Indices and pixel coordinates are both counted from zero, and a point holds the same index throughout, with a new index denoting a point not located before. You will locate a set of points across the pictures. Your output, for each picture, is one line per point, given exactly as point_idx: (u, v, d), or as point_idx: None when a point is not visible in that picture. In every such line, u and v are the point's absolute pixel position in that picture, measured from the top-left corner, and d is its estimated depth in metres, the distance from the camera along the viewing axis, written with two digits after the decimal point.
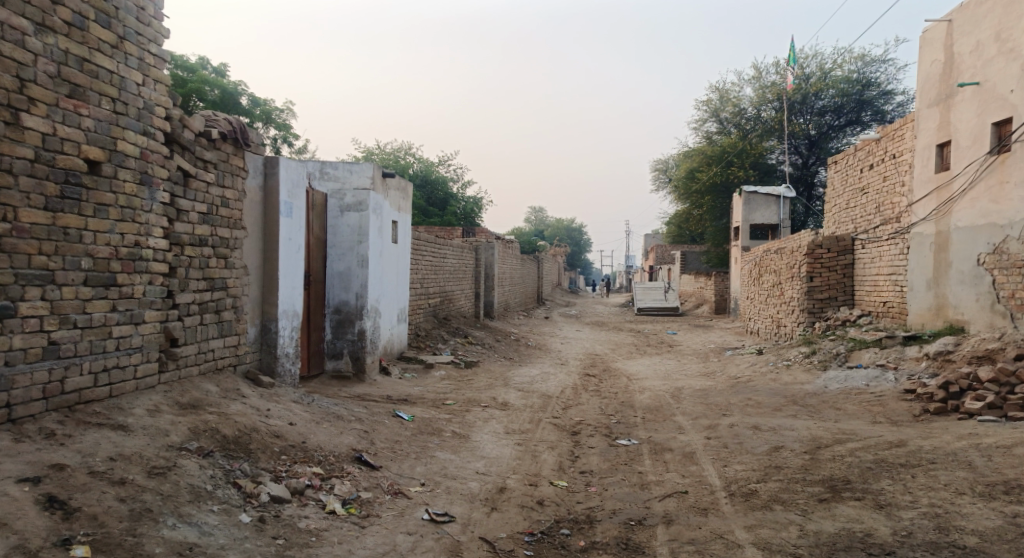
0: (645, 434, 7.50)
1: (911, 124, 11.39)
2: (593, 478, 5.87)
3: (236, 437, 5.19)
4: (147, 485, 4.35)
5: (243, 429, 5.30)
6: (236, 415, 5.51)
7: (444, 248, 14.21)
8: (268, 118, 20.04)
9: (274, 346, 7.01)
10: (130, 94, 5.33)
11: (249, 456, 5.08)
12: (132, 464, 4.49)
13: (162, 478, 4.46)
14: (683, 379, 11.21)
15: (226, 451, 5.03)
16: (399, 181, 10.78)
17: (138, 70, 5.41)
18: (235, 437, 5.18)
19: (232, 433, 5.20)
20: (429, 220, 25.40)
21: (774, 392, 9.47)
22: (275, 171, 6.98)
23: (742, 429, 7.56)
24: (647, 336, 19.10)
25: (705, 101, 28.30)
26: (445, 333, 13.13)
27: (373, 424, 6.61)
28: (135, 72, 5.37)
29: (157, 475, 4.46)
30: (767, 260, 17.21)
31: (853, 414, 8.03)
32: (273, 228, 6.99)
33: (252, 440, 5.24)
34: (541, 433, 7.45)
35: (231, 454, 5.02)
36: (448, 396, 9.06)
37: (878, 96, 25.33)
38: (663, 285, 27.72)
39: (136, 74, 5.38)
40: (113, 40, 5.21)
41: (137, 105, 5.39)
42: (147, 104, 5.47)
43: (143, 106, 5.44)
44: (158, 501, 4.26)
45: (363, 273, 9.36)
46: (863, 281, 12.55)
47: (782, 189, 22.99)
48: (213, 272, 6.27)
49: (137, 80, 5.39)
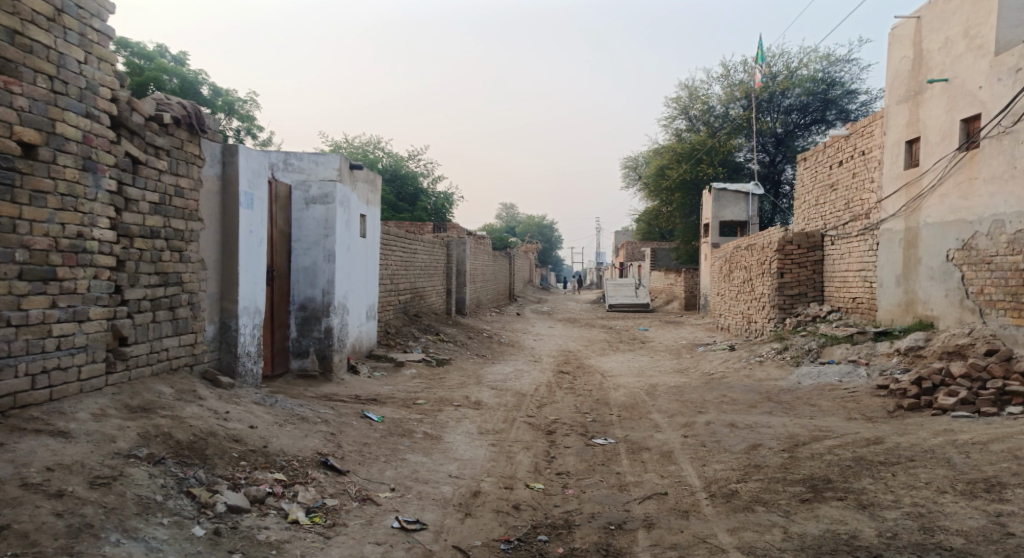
0: (622, 433, 7.34)
1: (880, 120, 11.39)
2: (571, 480, 5.70)
3: (191, 442, 4.92)
4: (90, 497, 4.08)
5: (199, 433, 5.03)
6: (191, 418, 5.24)
7: (414, 243, 13.95)
8: (231, 108, 19.58)
9: (235, 344, 6.73)
10: (70, 73, 5.06)
11: (206, 462, 4.82)
12: (73, 474, 4.21)
13: (107, 489, 4.19)
14: (657, 376, 11.11)
15: (179, 458, 4.76)
16: (366, 174, 10.51)
17: (79, 47, 5.13)
18: (190, 443, 4.92)
19: (185, 438, 4.93)
20: (399, 215, 25.07)
21: (749, 388, 9.39)
22: (234, 160, 6.71)
23: (719, 426, 7.44)
24: (619, 333, 19.02)
25: (674, 98, 28.31)
26: (415, 330, 12.88)
27: (340, 426, 6.37)
28: (75, 49, 5.09)
29: (100, 486, 4.20)
30: (737, 256, 17.21)
31: (828, 410, 7.96)
32: (232, 220, 6.71)
33: (209, 446, 4.97)
34: (515, 433, 7.26)
35: (185, 460, 4.76)
36: (418, 395, 8.83)
37: (842, 95, 25.50)
38: (634, 281, 27.66)
39: (77, 51, 5.10)
40: (51, 13, 4.92)
41: (79, 85, 5.12)
42: (90, 84, 5.20)
43: (86, 86, 5.17)
44: (101, 515, 4.00)
45: (330, 268, 9.09)
46: (833, 276, 12.54)
47: (751, 186, 23.06)
48: (166, 266, 5.99)
49: (78, 57, 5.12)
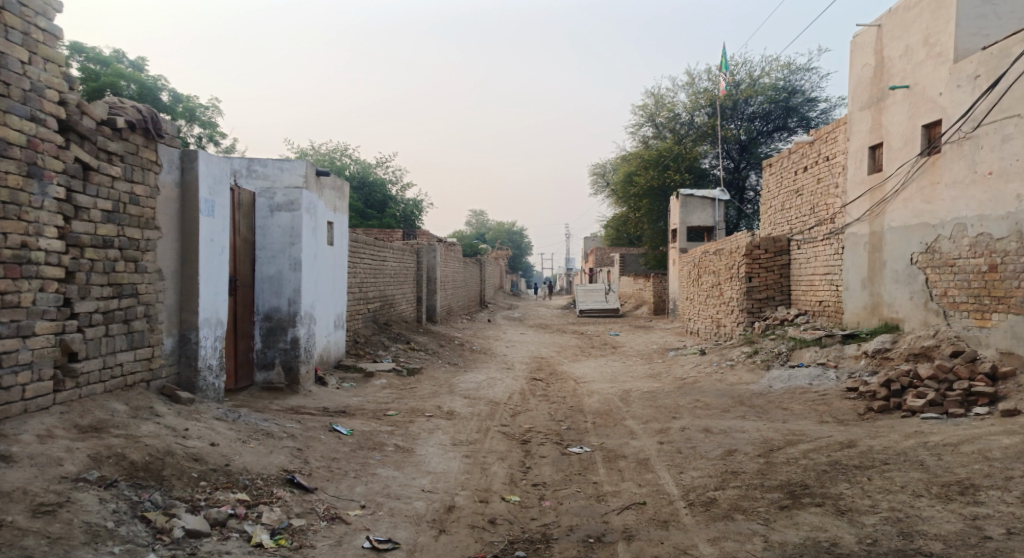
0: (597, 441, 7.25)
1: (844, 125, 11.49)
2: (546, 491, 5.59)
3: (146, 463, 4.73)
4: (32, 527, 3.90)
5: (155, 454, 4.83)
6: (147, 437, 5.04)
7: (383, 251, 13.76)
8: (192, 115, 19.21)
9: (195, 357, 6.51)
10: (13, 73, 4.89)
11: (162, 484, 4.63)
12: (14, 503, 4.01)
13: (51, 517, 4.00)
14: (629, 382, 11.05)
15: (134, 480, 4.57)
16: (333, 181, 10.32)
17: (23, 47, 4.96)
18: (145, 464, 4.72)
19: (139, 460, 4.72)
20: (366, 223, 24.80)
21: (722, 392, 9.37)
22: (194, 166, 6.51)
23: (694, 432, 7.37)
24: (590, 338, 18.97)
25: (640, 105, 28.45)
26: (385, 339, 12.67)
27: (308, 440, 6.18)
28: (18, 49, 4.92)
29: (44, 514, 4.01)
30: (706, 261, 17.27)
31: (801, 413, 7.94)
32: (192, 228, 6.49)
33: (166, 466, 4.77)
34: (489, 443, 7.12)
35: (139, 483, 4.57)
36: (389, 406, 8.65)
37: (803, 103, 25.93)
38: (604, 286, 27.64)
39: (21, 51, 4.94)
40: None
41: (23, 87, 4.95)
42: (35, 86, 5.04)
43: (31, 88, 5.00)
44: (43, 547, 3.82)
45: (295, 277, 8.88)
46: (800, 280, 12.61)
47: (718, 192, 23.20)
48: (120, 277, 5.76)
49: (23, 58, 4.95)
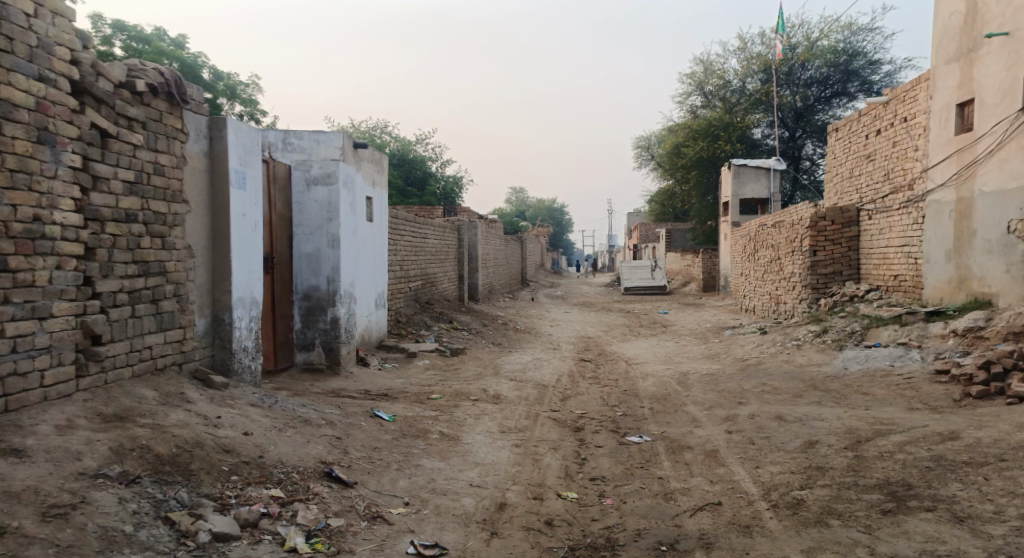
0: (657, 429, 6.64)
1: (925, 83, 10.56)
2: (607, 487, 5.01)
3: (172, 456, 4.28)
4: (39, 534, 3.46)
5: (181, 445, 4.39)
6: (175, 427, 4.58)
7: (424, 227, 13.26)
8: (233, 93, 18.84)
9: (229, 339, 6.08)
10: (18, 28, 4.43)
11: (189, 481, 4.18)
12: (22, 505, 3.57)
13: (62, 522, 3.57)
14: (686, 363, 10.38)
15: (157, 477, 4.12)
16: (372, 153, 9.81)
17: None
18: (171, 458, 4.27)
19: (164, 453, 4.28)
20: (408, 200, 24.31)
21: (790, 375, 8.66)
22: (222, 135, 6.02)
23: (765, 420, 6.73)
24: (638, 316, 18.28)
25: (689, 73, 27.40)
26: (427, 318, 12.20)
27: (347, 428, 5.71)
28: (24, 0, 4.46)
29: (56, 518, 3.57)
30: (762, 235, 16.41)
31: (884, 399, 7.24)
32: (222, 201, 6.03)
33: (194, 459, 4.32)
34: (540, 431, 6.57)
35: (164, 479, 4.12)
36: (433, 389, 8.17)
37: (865, 65, 24.50)
38: (650, 263, 26.81)
39: (26, 2, 4.47)
40: None
41: (29, 43, 4.49)
42: (43, 42, 4.58)
43: (38, 45, 4.54)
44: None
45: (335, 254, 8.40)
46: (870, 254, 11.76)
47: (772, 162, 22.14)
48: (146, 254, 5.32)
49: (27, 10, 4.48)
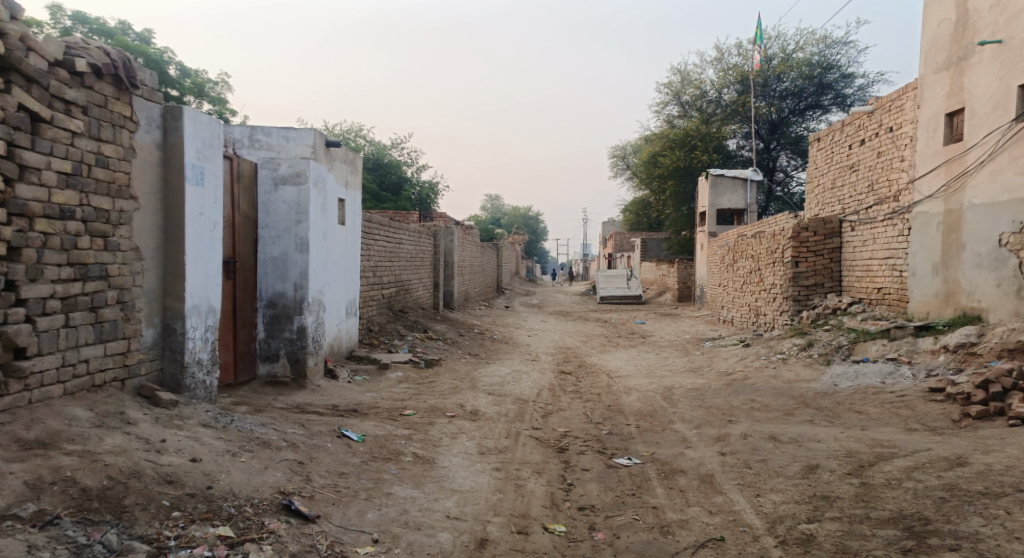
0: (646, 451, 6.24)
1: (912, 93, 10.31)
2: (597, 519, 4.63)
3: (101, 491, 3.87)
4: None
5: (114, 477, 3.96)
6: (109, 455, 4.12)
7: (399, 233, 12.78)
8: (200, 90, 18.21)
9: (181, 352, 5.57)
10: None
11: (120, 520, 3.76)
12: None
13: None
14: (669, 377, 10.02)
15: (81, 517, 3.71)
16: (344, 153, 9.32)
17: None
18: (99, 493, 3.85)
19: (90, 488, 3.85)
20: (381, 205, 23.78)
21: (779, 392, 8.30)
22: (178, 124, 5.50)
23: (759, 440, 6.35)
24: (615, 327, 17.91)
25: (666, 83, 27.27)
26: (401, 327, 11.71)
27: (311, 451, 5.27)
28: None
29: None
30: (741, 245, 16.17)
31: (879, 418, 6.90)
32: (176, 198, 5.50)
33: (127, 494, 3.90)
34: (521, 452, 6.15)
35: (89, 519, 3.71)
36: (406, 404, 7.70)
37: (838, 79, 24.46)
38: (626, 272, 26.52)
39: None
40: None
41: None
42: None
43: None
44: None
45: (303, 259, 7.90)
46: (853, 266, 11.50)
47: (749, 172, 21.98)
48: (85, 256, 4.81)
49: None
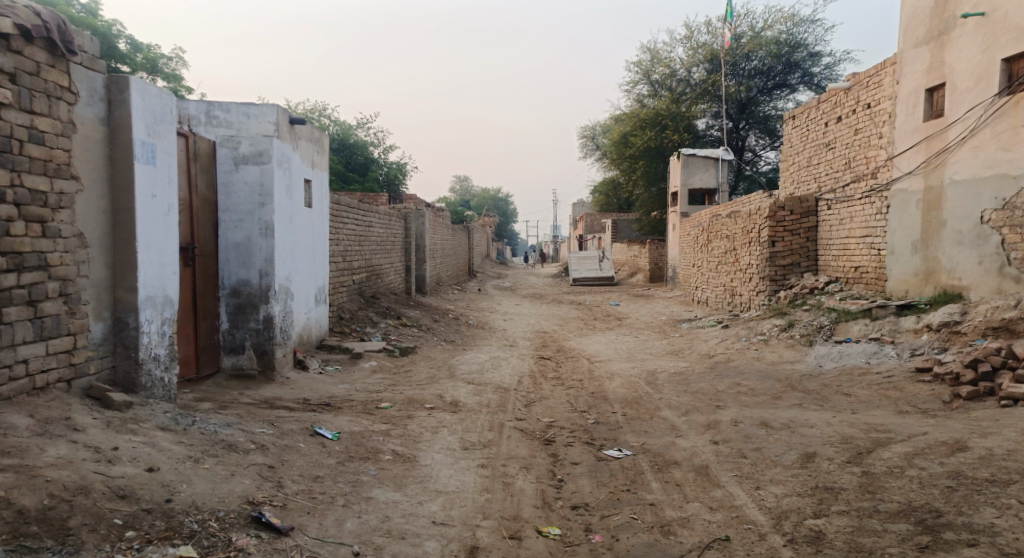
0: (636, 441, 6.02)
1: (891, 68, 10.13)
2: (593, 519, 4.51)
3: (42, 512, 3.71)
4: None
5: (56, 495, 3.82)
6: (51, 469, 3.98)
7: (369, 216, 12.38)
8: (153, 66, 17.54)
9: (134, 348, 5.32)
10: None
11: (65, 545, 3.62)
12: None
13: None
14: (650, 360, 9.84)
15: (15, 544, 3.54)
16: (309, 132, 8.92)
17: None
18: (39, 515, 3.69)
19: (29, 509, 3.69)
20: (348, 186, 23.25)
21: (765, 374, 8.08)
22: (124, 97, 5.26)
23: (750, 427, 6.15)
24: (591, 309, 17.68)
25: (635, 62, 26.96)
26: (373, 314, 11.34)
27: (282, 454, 5.04)
28: None
29: None
30: (716, 225, 15.99)
31: (869, 400, 6.72)
32: (123, 179, 5.27)
33: (73, 514, 3.76)
34: (506, 446, 5.91)
35: (32, 545, 3.56)
36: (382, 396, 7.38)
37: (805, 58, 24.47)
38: (598, 253, 26.30)
39: None
40: None
41: None
42: None
43: None
44: None
45: (267, 244, 7.52)
46: (830, 245, 11.34)
47: (721, 151, 21.83)
48: (19, 244, 4.61)
49: None
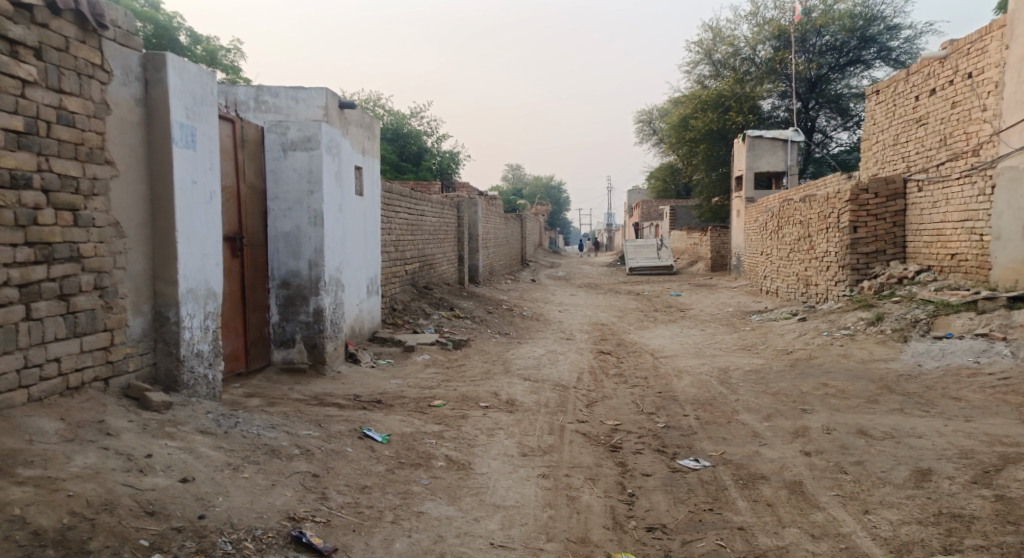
0: (714, 449, 5.37)
1: (998, 31, 9.18)
2: (674, 544, 3.94)
3: (60, 532, 3.27)
4: None
5: (77, 513, 3.39)
6: (73, 482, 3.56)
7: (422, 204, 11.93)
8: (212, 58, 17.43)
9: (176, 344, 4.91)
10: None
11: None
12: None
13: None
14: (720, 356, 9.13)
15: None
16: (360, 117, 8.45)
17: None
18: (58, 537, 3.25)
19: (46, 530, 3.25)
20: (402, 176, 22.91)
21: (854, 374, 7.30)
22: (161, 76, 4.82)
23: (847, 436, 5.45)
24: (651, 300, 16.94)
25: (697, 41, 25.93)
26: (426, 305, 10.87)
27: (328, 460, 4.56)
28: None
29: None
30: (786, 211, 15.08)
31: (984, 406, 5.93)
32: (161, 163, 4.85)
33: (95, 534, 3.32)
34: (570, 452, 5.34)
35: None
36: (434, 393, 6.89)
37: (883, 32, 23.00)
38: (656, 241, 25.43)
39: None
40: None
41: None
42: None
43: None
44: None
45: (317, 233, 7.08)
46: (920, 231, 10.42)
47: (790, 133, 20.70)
48: (48, 234, 4.19)
49: None
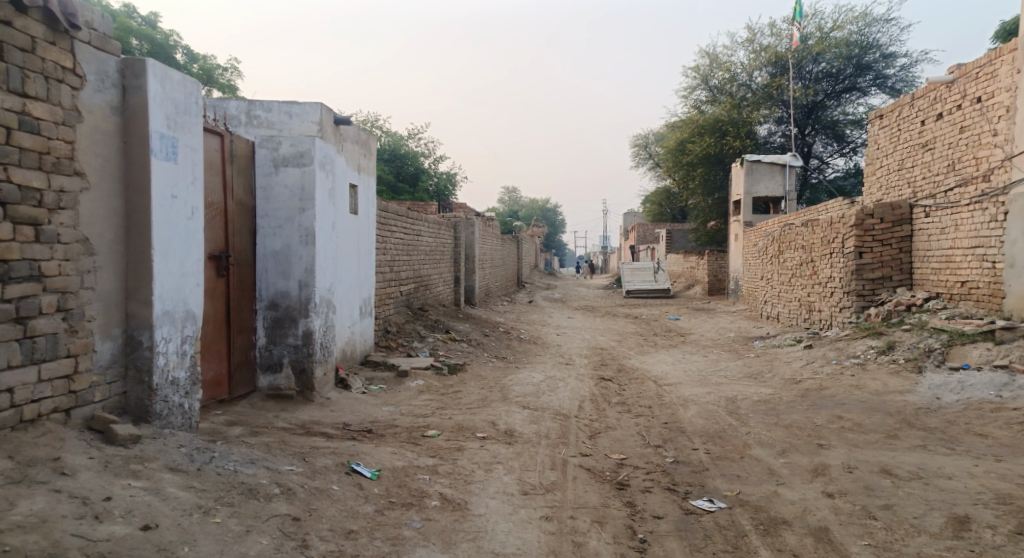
0: (728, 489, 4.99)
1: (1010, 56, 8.96)
2: None
3: None
4: None
5: None
6: (16, 533, 3.17)
7: (418, 224, 11.59)
8: (209, 77, 17.20)
9: (149, 371, 4.53)
10: None
11: None
12: None
13: None
14: (726, 385, 8.76)
15: None
16: (356, 133, 8.12)
17: None
18: None
19: None
20: (398, 197, 22.61)
21: (870, 406, 6.94)
22: (141, 83, 4.48)
23: (870, 475, 5.08)
24: (650, 324, 16.58)
25: (693, 66, 25.80)
26: (421, 327, 10.50)
27: (311, 499, 4.17)
28: None
29: None
30: (788, 235, 14.80)
31: (1013, 444, 5.57)
32: (138, 176, 4.50)
33: None
34: (574, 490, 4.96)
35: None
36: (428, 422, 6.49)
37: (878, 59, 22.90)
38: (653, 264, 25.12)
39: None
40: None
41: None
42: None
43: None
44: None
45: (307, 253, 6.72)
46: (928, 257, 10.12)
47: (789, 157, 20.46)
48: (4, 251, 3.84)
49: None
